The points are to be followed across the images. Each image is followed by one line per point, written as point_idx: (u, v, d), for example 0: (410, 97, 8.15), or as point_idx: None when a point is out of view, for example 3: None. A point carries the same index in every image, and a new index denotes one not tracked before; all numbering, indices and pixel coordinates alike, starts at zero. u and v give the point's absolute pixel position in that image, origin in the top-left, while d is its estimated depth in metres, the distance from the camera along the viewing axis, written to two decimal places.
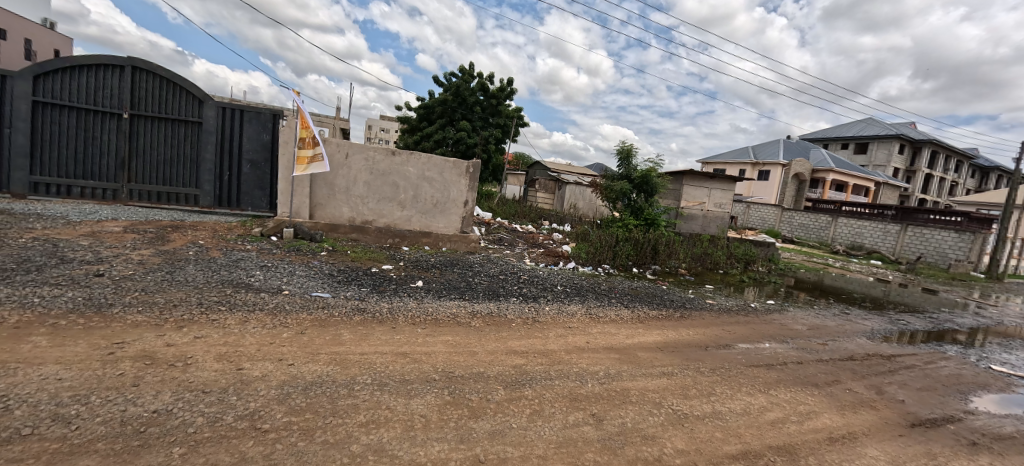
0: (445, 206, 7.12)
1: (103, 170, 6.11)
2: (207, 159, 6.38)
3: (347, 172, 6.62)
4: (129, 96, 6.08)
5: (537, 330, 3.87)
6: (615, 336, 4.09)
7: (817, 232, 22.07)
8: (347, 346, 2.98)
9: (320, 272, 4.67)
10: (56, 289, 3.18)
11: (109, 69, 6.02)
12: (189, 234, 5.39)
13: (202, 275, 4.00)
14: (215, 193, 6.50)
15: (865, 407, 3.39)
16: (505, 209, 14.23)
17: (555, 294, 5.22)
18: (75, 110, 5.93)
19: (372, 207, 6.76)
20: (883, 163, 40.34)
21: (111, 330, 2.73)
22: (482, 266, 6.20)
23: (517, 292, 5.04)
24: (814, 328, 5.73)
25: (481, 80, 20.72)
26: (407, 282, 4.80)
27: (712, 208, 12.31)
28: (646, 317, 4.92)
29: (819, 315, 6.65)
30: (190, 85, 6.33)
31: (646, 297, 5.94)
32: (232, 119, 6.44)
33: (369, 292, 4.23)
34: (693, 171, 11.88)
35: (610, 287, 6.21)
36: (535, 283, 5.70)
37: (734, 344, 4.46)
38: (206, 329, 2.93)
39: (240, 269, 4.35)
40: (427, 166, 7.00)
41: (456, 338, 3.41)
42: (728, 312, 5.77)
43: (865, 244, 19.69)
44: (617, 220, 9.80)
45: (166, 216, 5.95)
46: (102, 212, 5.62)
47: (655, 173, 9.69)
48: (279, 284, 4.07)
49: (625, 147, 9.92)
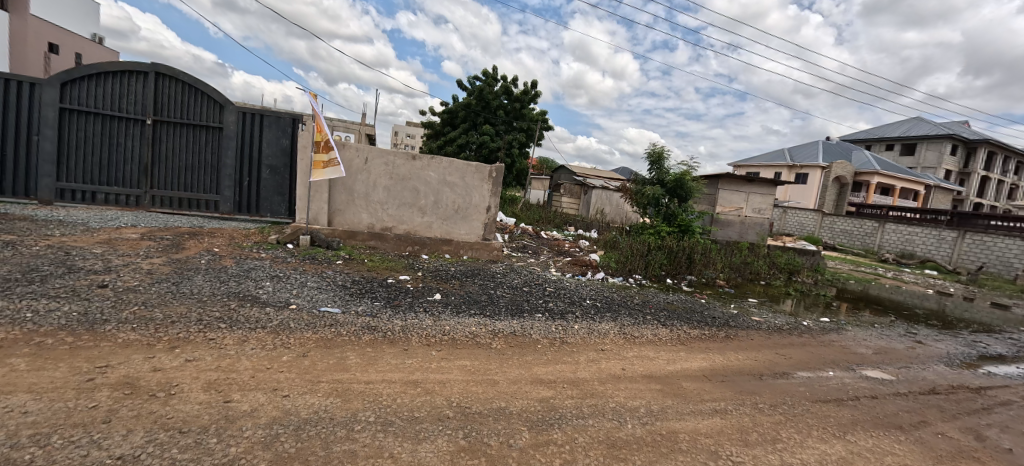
0: (467, 212, 6.79)
1: (126, 176, 6.10)
2: (227, 164, 6.28)
3: (366, 177, 6.39)
4: (152, 102, 6.07)
5: (565, 353, 3.44)
6: (654, 361, 3.60)
7: (861, 239, 20.53)
8: (351, 372, 2.64)
9: (333, 284, 4.40)
10: (52, 303, 2.99)
11: (132, 75, 6.01)
12: (205, 241, 5.26)
13: (209, 286, 3.78)
14: (235, 199, 6.40)
15: (967, 459, 2.78)
16: (529, 214, 13.97)
17: (585, 310, 4.75)
18: (100, 117, 5.95)
19: (391, 213, 6.51)
20: (933, 165, 37.57)
21: (99, 351, 2.49)
22: (505, 277, 5.82)
23: (542, 307, 4.61)
24: (880, 352, 5.02)
25: (505, 83, 20.44)
26: (423, 294, 4.45)
27: (751, 213, 11.48)
28: (688, 337, 4.39)
29: (883, 336, 5.88)
30: (212, 90, 6.25)
31: (685, 313, 5.36)
32: (252, 124, 6.34)
33: (383, 306, 3.91)
34: (730, 174, 11.14)
35: (643, 301, 5.67)
36: (562, 296, 5.26)
37: (792, 373, 3.87)
38: (200, 350, 2.66)
39: (250, 279, 4.13)
40: (448, 170, 6.68)
41: (474, 363, 3.03)
42: (779, 331, 5.14)
43: (916, 252, 18.19)
44: (649, 227, 9.24)
45: (185, 222, 5.88)
46: (123, 219, 5.58)
47: (690, 176, 9.05)
48: (288, 297, 3.80)
49: (656, 150, 9.33)
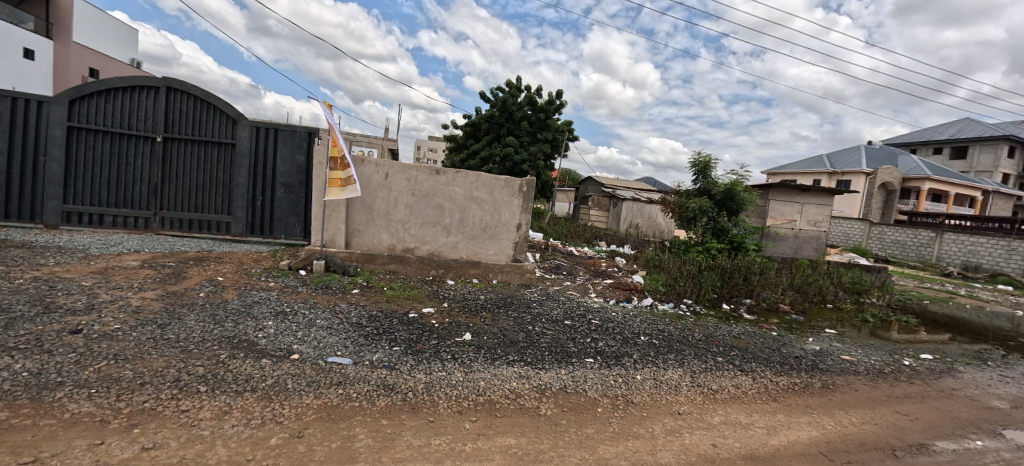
0: (496, 230, 6.11)
1: (135, 197, 5.75)
2: (239, 183, 5.83)
3: (386, 194, 5.82)
4: (162, 119, 5.72)
5: (634, 421, 2.64)
6: (751, 430, 2.72)
7: (916, 250, 18.62)
8: (358, 464, 1.92)
9: (346, 322, 3.73)
10: (2, 358, 2.45)
11: (142, 90, 5.69)
12: (209, 269, 4.75)
13: (201, 330, 3.19)
14: (248, 220, 5.92)
15: None
16: (557, 229, 13.24)
17: (643, 351, 3.92)
18: (109, 135, 5.65)
19: (414, 233, 5.91)
20: (989, 168, 34.71)
21: (32, 435, 1.88)
22: (542, 306, 5.06)
23: (591, 348, 3.83)
24: (1018, 404, 3.95)
25: (529, 94, 19.96)
26: (451, 335, 3.74)
27: (806, 226, 10.38)
28: (780, 389, 3.48)
29: (1007, 378, 4.75)
30: (224, 104, 5.85)
31: (760, 352, 4.44)
32: (266, 139, 5.88)
33: (403, 352, 3.22)
34: (782, 184, 10.15)
35: (706, 337, 4.74)
36: (611, 331, 4.44)
37: (933, 444, 2.89)
38: (165, 431, 2.01)
39: (250, 318, 3.52)
40: (475, 185, 6.02)
41: (522, 443, 2.26)
42: (882, 377, 4.15)
43: (982, 265, 16.48)
44: (695, 244, 8.38)
45: (193, 246, 5.44)
46: (127, 243, 5.19)
47: (743, 186, 8.04)
48: (290, 342, 3.15)
49: (702, 159, 8.41)
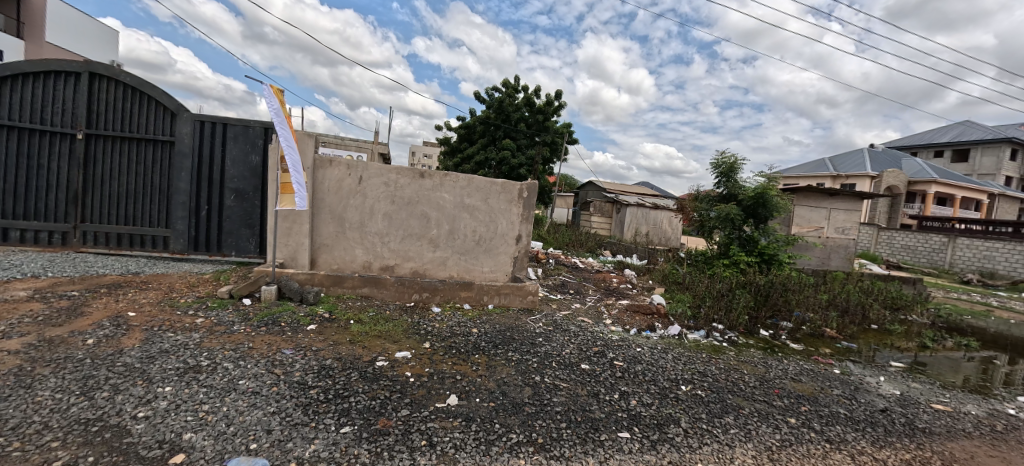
0: (492, 244, 5.09)
1: (48, 207, 4.72)
2: (179, 189, 4.79)
3: (359, 202, 4.78)
4: (84, 111, 4.71)
5: None
6: None
7: (927, 256, 17.55)
8: None
9: (284, 382, 2.67)
10: None
11: (59, 77, 4.69)
12: (122, 300, 3.69)
13: (47, 410, 2.11)
14: (189, 233, 4.87)
15: None
16: (557, 237, 12.25)
17: (692, 414, 2.88)
18: (16, 131, 4.65)
19: (394, 247, 4.88)
20: (991, 171, 34.08)
21: None
22: (550, 342, 4.02)
23: (624, 414, 2.77)
24: None
25: (526, 94, 19.03)
26: (430, 397, 2.69)
27: (833, 234, 9.45)
28: None
29: None
30: (161, 93, 4.82)
31: (835, 404, 3.42)
32: (212, 135, 4.83)
33: (355, 438, 2.16)
34: (809, 188, 9.24)
35: (761, 382, 3.71)
36: (644, 379, 3.41)
37: None
38: None
39: (142, 382, 2.46)
40: (467, 190, 4.98)
41: None
42: (1002, 442, 3.11)
43: (999, 271, 15.65)
44: (720, 257, 7.50)
45: (116, 268, 4.41)
46: (27, 265, 4.15)
47: (774, 190, 7.05)
48: (182, 428, 2.08)
49: (727, 159, 7.41)
